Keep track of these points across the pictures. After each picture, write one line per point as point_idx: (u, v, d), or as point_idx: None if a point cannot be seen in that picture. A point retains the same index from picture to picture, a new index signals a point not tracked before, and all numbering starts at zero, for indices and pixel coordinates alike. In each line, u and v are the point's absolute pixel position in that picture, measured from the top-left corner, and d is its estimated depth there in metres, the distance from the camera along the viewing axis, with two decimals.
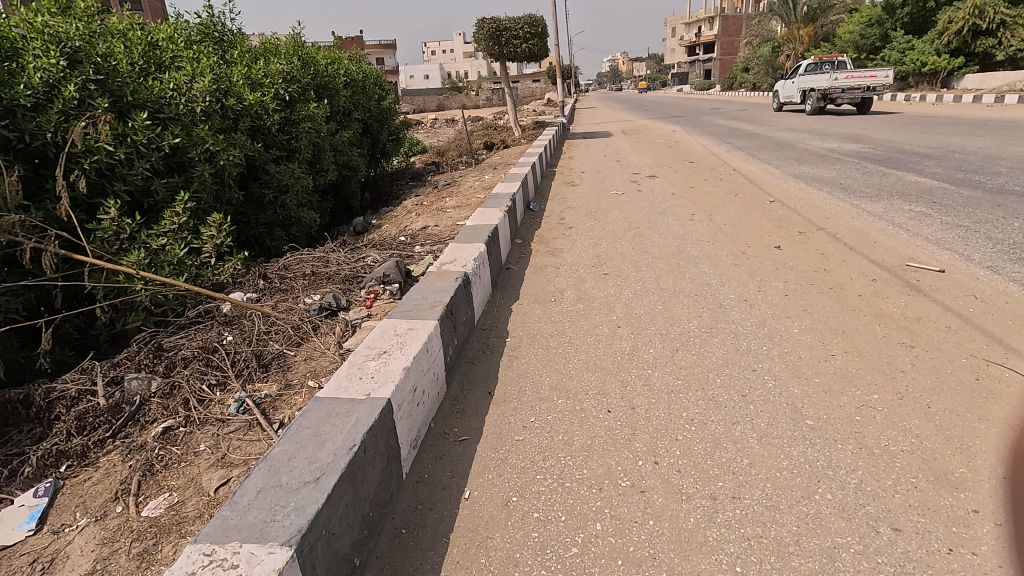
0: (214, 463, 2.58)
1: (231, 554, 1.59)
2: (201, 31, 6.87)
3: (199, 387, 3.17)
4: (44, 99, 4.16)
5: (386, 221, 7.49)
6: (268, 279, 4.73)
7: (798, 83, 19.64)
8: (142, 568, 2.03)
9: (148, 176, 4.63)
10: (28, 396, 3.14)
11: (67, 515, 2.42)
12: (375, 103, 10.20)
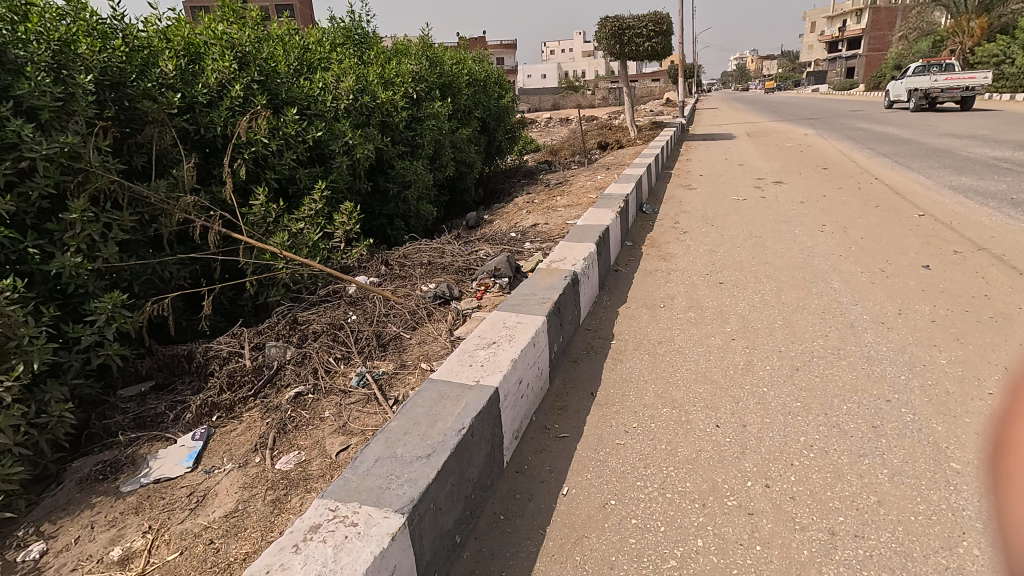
0: (337, 429, 2.84)
1: (352, 512, 1.74)
2: (345, 35, 7.50)
3: (327, 359, 3.49)
4: (217, 96, 4.77)
5: (498, 216, 7.71)
6: (390, 266, 5.08)
7: (917, 81, 19.68)
8: (275, 513, 2.30)
9: (294, 166, 5.15)
10: (192, 353, 3.66)
11: (216, 459, 2.78)
12: (494, 102, 10.50)
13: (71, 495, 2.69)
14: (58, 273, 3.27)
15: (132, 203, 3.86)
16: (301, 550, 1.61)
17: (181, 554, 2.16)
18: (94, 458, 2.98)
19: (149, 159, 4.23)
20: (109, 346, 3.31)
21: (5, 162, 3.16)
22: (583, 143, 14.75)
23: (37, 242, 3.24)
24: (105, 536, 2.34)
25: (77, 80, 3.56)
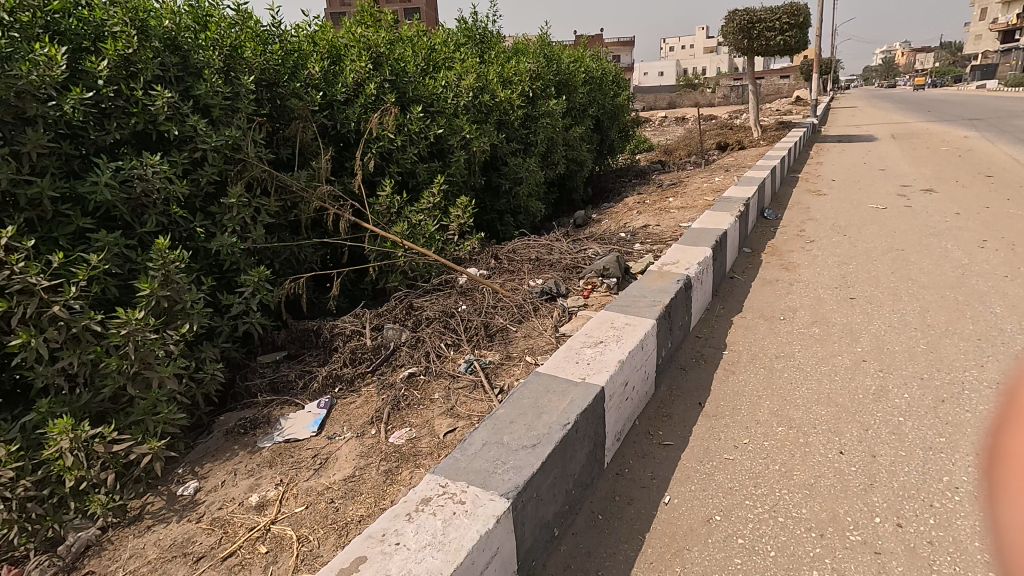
0: (445, 411, 2.99)
1: (460, 491, 1.82)
2: (468, 35, 7.80)
3: (438, 344, 3.68)
4: (353, 95, 5.17)
5: (607, 216, 7.63)
6: (499, 259, 5.22)
7: None
8: (387, 483, 2.47)
9: (416, 160, 5.45)
10: (320, 329, 4.02)
11: (337, 427, 3.04)
12: (609, 100, 10.36)
13: (219, 444, 3.07)
14: (218, 250, 3.74)
15: (278, 191, 4.31)
16: (413, 519, 1.72)
17: (306, 508, 2.39)
18: (237, 414, 3.38)
19: (293, 151, 4.68)
20: (254, 316, 3.73)
21: (183, 153, 3.67)
22: (700, 143, 14.10)
23: (203, 222, 3.72)
24: (244, 483, 2.65)
25: (241, 81, 4.03)
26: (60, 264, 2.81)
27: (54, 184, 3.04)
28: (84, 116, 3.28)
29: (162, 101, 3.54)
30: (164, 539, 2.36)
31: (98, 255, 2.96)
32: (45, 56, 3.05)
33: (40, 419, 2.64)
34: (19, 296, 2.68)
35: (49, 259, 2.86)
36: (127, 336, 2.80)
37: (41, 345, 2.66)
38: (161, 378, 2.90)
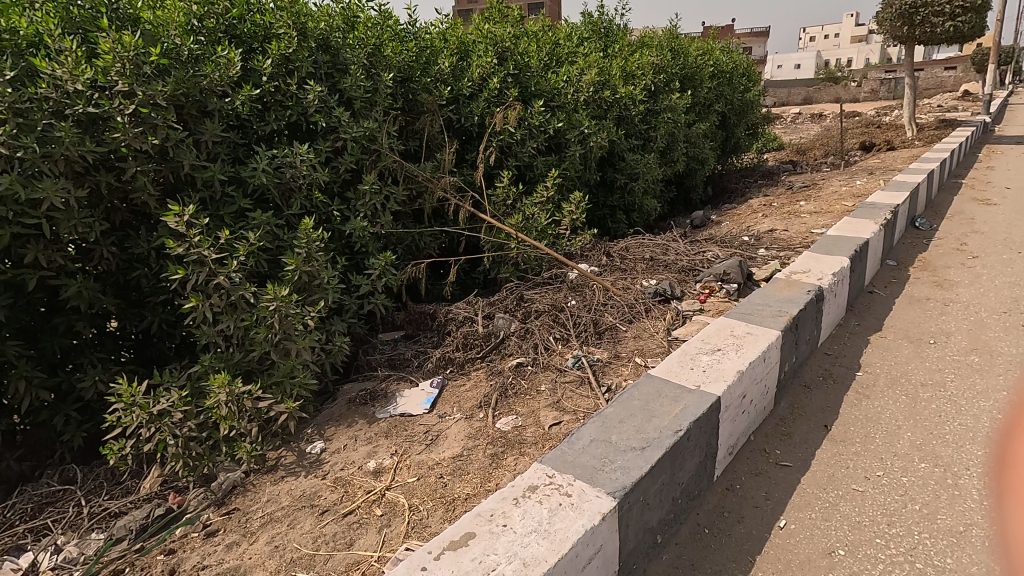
0: (551, 403, 3.03)
1: (566, 483, 1.84)
2: (592, 29, 7.72)
3: (547, 337, 3.72)
4: (478, 89, 5.33)
5: (728, 217, 7.22)
6: (611, 257, 5.14)
7: None
8: (492, 466, 2.55)
9: (534, 154, 5.51)
10: (435, 313, 4.22)
11: (447, 407, 3.19)
12: (738, 95, 9.75)
13: (343, 410, 3.36)
14: (351, 233, 4.06)
15: (406, 180, 4.57)
16: (519, 504, 1.77)
17: (418, 479, 2.54)
18: (359, 385, 3.67)
19: (421, 143, 4.94)
20: (378, 297, 4.01)
21: (327, 143, 4.02)
22: (840, 142, 12.83)
23: (340, 207, 4.05)
24: (363, 449, 2.88)
25: (380, 77, 4.33)
26: (225, 239, 3.22)
27: (223, 169, 3.48)
28: (250, 110, 3.72)
29: (313, 95, 3.90)
30: (295, 489, 2.63)
31: (255, 233, 3.34)
32: (223, 57, 3.50)
33: (203, 372, 3.05)
34: (193, 265, 3.11)
35: (218, 234, 3.28)
36: (274, 306, 3.15)
37: (208, 308, 3.08)
38: (299, 347, 3.22)
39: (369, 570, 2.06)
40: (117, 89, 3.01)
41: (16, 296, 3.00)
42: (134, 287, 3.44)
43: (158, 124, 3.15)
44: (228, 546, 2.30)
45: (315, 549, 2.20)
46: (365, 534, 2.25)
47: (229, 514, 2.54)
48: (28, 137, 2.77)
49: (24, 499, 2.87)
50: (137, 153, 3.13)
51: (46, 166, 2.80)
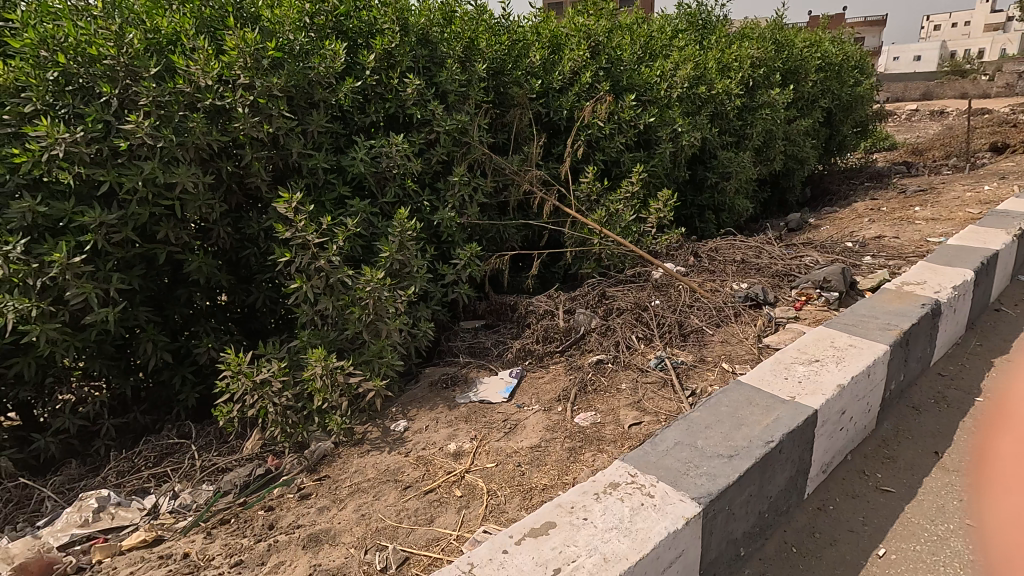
0: (631, 403, 3.00)
1: (649, 484, 1.83)
2: (688, 21, 7.45)
3: (630, 336, 3.67)
4: (569, 83, 5.28)
5: (828, 221, 6.74)
6: (699, 257, 4.96)
7: None
8: (570, 460, 2.57)
9: (622, 149, 5.40)
10: (516, 305, 4.27)
11: (526, 398, 3.23)
12: (848, 89, 9.02)
13: (425, 392, 3.49)
14: (439, 223, 4.18)
15: (494, 173, 4.63)
16: (600, 499, 1.78)
17: (496, 465, 2.61)
18: (440, 369, 3.80)
19: (509, 136, 4.97)
20: (462, 286, 4.12)
21: (421, 135, 4.16)
22: (964, 143, 11.59)
23: (430, 197, 4.19)
24: (444, 432, 2.98)
25: (475, 71, 4.41)
26: (326, 225, 3.42)
27: (327, 157, 3.69)
28: (353, 102, 3.91)
29: (411, 89, 4.04)
30: (380, 463, 2.77)
31: (353, 219, 3.52)
32: (331, 51, 3.70)
33: (302, 346, 3.27)
34: (298, 249, 3.36)
35: (320, 220, 3.49)
36: (369, 291, 3.32)
37: (309, 289, 3.30)
38: (388, 329, 3.37)
39: (447, 548, 2.14)
40: (240, 83, 3.28)
41: (148, 267, 3.35)
42: (244, 265, 3.74)
43: (273, 114, 3.40)
44: (320, 510, 2.47)
45: (398, 521, 2.32)
46: (445, 512, 2.34)
47: (320, 480, 2.72)
48: (166, 127, 3.08)
49: (148, 448, 3.22)
50: (254, 141, 3.39)
51: (179, 153, 3.11)
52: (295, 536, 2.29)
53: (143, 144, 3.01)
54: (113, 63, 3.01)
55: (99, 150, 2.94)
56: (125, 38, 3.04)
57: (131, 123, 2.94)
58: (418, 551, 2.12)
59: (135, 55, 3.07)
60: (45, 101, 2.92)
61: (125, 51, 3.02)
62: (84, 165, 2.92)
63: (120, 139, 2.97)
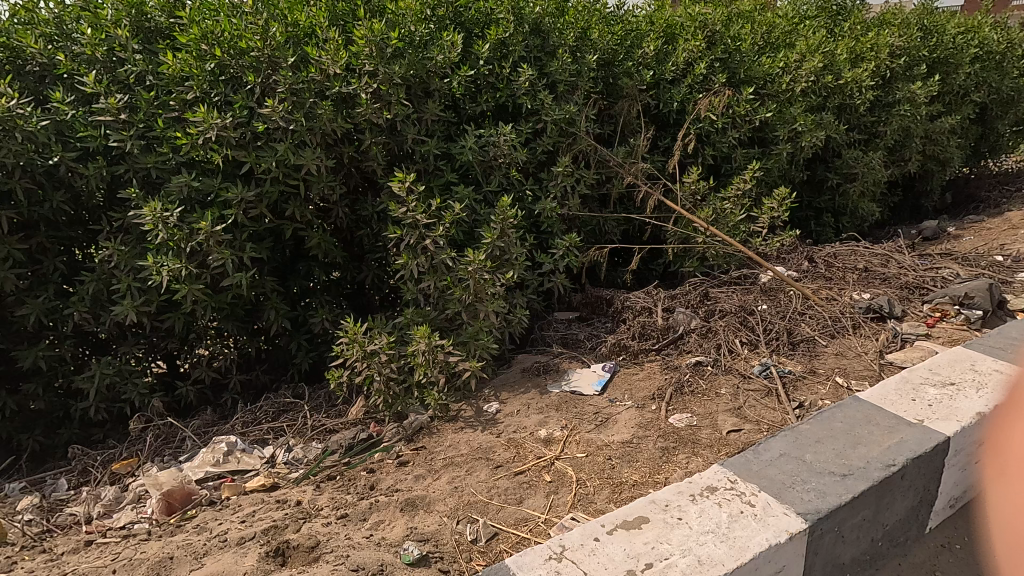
0: (731, 409, 2.93)
1: (749, 493, 1.91)
2: (819, 7, 6.86)
3: (733, 340, 3.52)
4: (682, 74, 5.06)
5: (972, 232, 5.99)
6: (815, 263, 4.58)
7: None
8: (662, 460, 2.56)
9: (734, 145, 5.11)
10: (612, 299, 4.21)
11: (618, 393, 3.20)
12: (1010, 82, 7.88)
13: (517, 377, 3.56)
14: (540, 213, 4.21)
15: (598, 164, 4.57)
16: (697, 501, 1.89)
17: (586, 456, 2.63)
18: (532, 357, 3.86)
19: (615, 128, 4.86)
20: (558, 276, 4.13)
21: (528, 124, 4.19)
22: None
23: (533, 186, 4.23)
24: (535, 418, 3.03)
25: (586, 60, 4.36)
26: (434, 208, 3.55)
27: (438, 144, 3.85)
28: (465, 91, 4.03)
29: (522, 79, 4.09)
30: (473, 441, 2.87)
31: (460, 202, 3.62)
32: (448, 41, 3.81)
33: (406, 323, 3.45)
34: (407, 228, 3.53)
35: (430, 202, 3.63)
36: (471, 271, 3.44)
37: (415, 267, 3.47)
38: (486, 312, 3.47)
39: (535, 529, 2.21)
40: (366, 71, 3.49)
41: (277, 240, 3.68)
42: (357, 244, 4.00)
43: (392, 101, 3.58)
44: (416, 478, 2.61)
45: (489, 497, 2.41)
46: (534, 495, 2.41)
47: (417, 451, 2.88)
48: (299, 113, 3.35)
49: (268, 403, 3.56)
50: (373, 127, 3.60)
51: (309, 136, 3.38)
52: (394, 498, 2.44)
53: (279, 128, 3.30)
54: (258, 55, 3.32)
55: (242, 132, 3.27)
56: (269, 31, 3.33)
57: (269, 108, 3.23)
58: (507, 529, 2.21)
59: (277, 46, 3.36)
60: (202, 90, 3.29)
61: (268, 44, 3.32)
62: (229, 146, 3.26)
63: (260, 123, 3.28)
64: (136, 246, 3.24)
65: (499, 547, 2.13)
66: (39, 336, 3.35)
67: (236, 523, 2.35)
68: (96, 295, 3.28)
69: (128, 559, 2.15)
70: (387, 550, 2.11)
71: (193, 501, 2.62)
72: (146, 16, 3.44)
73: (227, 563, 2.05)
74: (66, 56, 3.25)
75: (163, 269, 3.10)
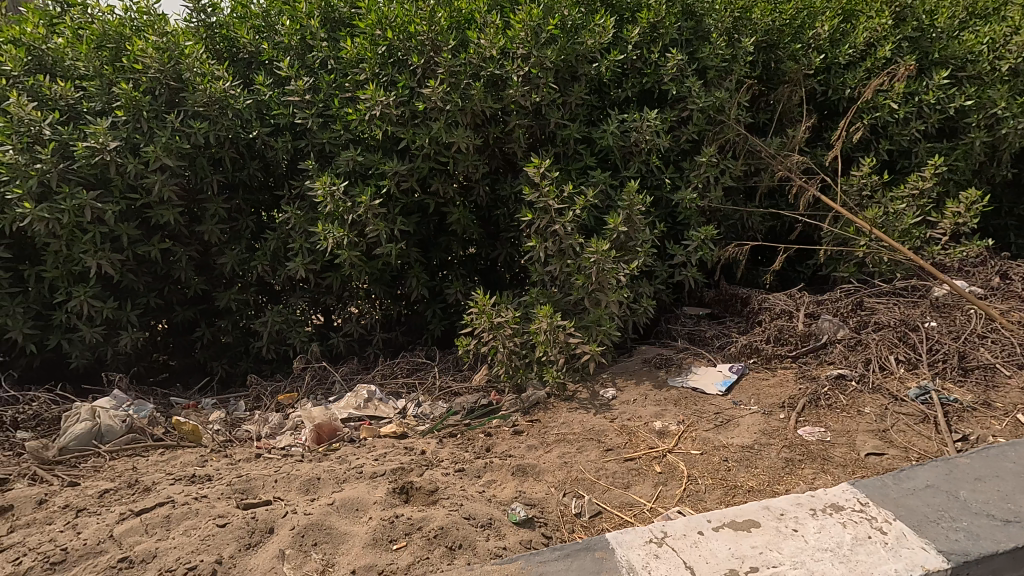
0: (875, 430, 2.67)
1: (881, 519, 1.94)
2: None
3: (887, 356, 3.16)
4: (859, 58, 4.51)
5: None
6: (1008, 280, 3.89)
7: None
8: (785, 471, 2.43)
9: (916, 138, 4.49)
10: (747, 299, 3.97)
11: (744, 396, 3.06)
12: None
13: (637, 367, 3.53)
14: (677, 203, 4.07)
15: (747, 155, 4.28)
16: (816, 516, 1.97)
17: (700, 454, 2.57)
18: (654, 348, 3.79)
19: (772, 117, 4.49)
20: (690, 270, 3.98)
21: (674, 111, 4.04)
22: None
23: (673, 175, 4.08)
24: (651, 409, 3.00)
25: (743, 43, 4.07)
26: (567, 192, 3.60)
27: (580, 128, 3.88)
28: (612, 76, 3.99)
29: (669, 64, 3.95)
30: (586, 421, 2.93)
31: (592, 190, 3.66)
32: (600, 25, 3.79)
33: (531, 301, 3.58)
34: (539, 212, 3.61)
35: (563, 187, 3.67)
36: (594, 260, 3.43)
37: (543, 250, 3.56)
38: (609, 300, 3.45)
39: (640, 515, 2.24)
40: (519, 55, 3.62)
41: (422, 214, 4.00)
42: (493, 222, 4.20)
43: (540, 85, 3.69)
44: (529, 447, 2.74)
45: (596, 477, 2.47)
46: (642, 483, 2.42)
47: (532, 422, 3.01)
48: (454, 93, 3.58)
49: (404, 361, 3.93)
50: (519, 109, 3.74)
51: (460, 117, 3.61)
52: (507, 462, 2.59)
53: (436, 107, 3.57)
54: (424, 38, 3.59)
55: (404, 111, 3.57)
56: (436, 17, 3.58)
57: (430, 87, 3.50)
58: (612, 510, 2.27)
59: (440, 31, 3.61)
60: (373, 72, 3.62)
61: (433, 28, 3.57)
62: (390, 123, 3.58)
63: (419, 101, 3.56)
64: (309, 211, 3.72)
65: (601, 525, 2.20)
66: (232, 282, 4.02)
67: (371, 460, 2.66)
68: (276, 251, 3.84)
69: (287, 473, 2.55)
70: (497, 507, 2.26)
71: (337, 436, 3.01)
72: (332, 7, 3.86)
73: (361, 491, 2.35)
74: (269, 45, 3.80)
75: (330, 236, 3.53)
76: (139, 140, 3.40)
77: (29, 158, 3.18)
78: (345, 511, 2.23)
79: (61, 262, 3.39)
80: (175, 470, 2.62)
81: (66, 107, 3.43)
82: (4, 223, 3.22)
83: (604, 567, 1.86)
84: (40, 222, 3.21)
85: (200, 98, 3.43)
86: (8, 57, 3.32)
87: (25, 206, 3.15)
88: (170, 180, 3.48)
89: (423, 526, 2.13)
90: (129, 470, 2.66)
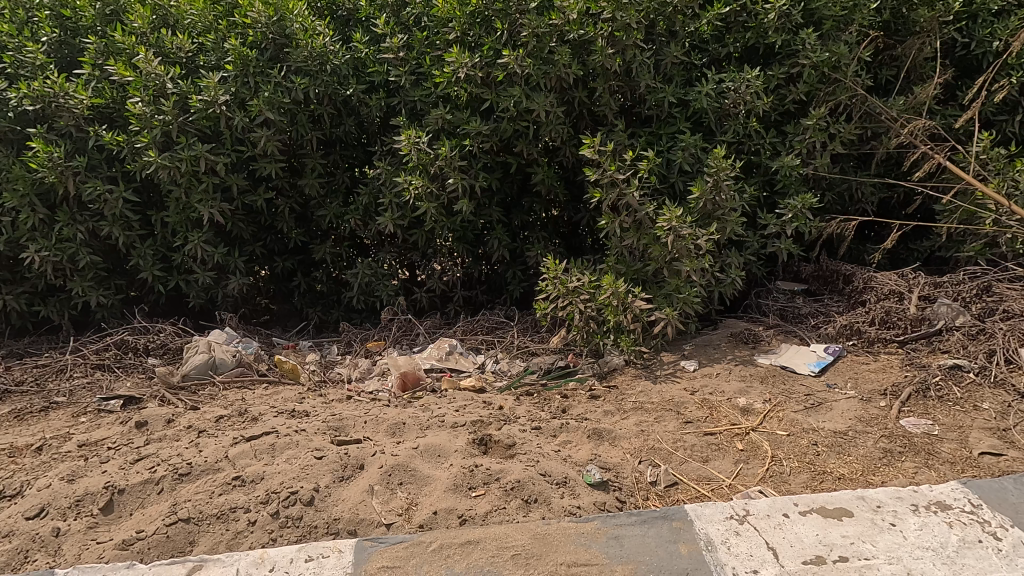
0: (993, 429, 2.44)
1: (996, 524, 1.91)
2: None
3: (1015, 348, 2.84)
4: (1016, 3, 3.87)
5: None
6: None
7: None
8: (882, 462, 2.29)
9: None
10: (851, 276, 3.65)
11: (840, 379, 2.88)
12: None
13: (721, 340, 3.38)
14: (777, 170, 3.75)
15: (863, 118, 3.85)
16: (919, 513, 1.95)
17: (787, 436, 2.48)
18: (741, 322, 3.62)
19: (898, 74, 3.97)
20: (786, 242, 3.68)
21: (780, 70, 3.69)
22: None
23: (774, 139, 3.76)
24: (735, 385, 2.89)
25: None
26: (628, 161, 3.45)
27: (674, 88, 3.64)
28: (713, 31, 3.71)
29: (775, 13, 3.55)
30: (665, 392, 2.88)
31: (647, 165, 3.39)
32: None
33: (611, 268, 3.47)
34: (608, 187, 3.42)
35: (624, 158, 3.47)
36: (670, 229, 3.25)
37: (617, 226, 3.40)
38: (681, 267, 3.28)
39: (718, 490, 2.21)
40: (603, 16, 3.43)
41: (506, 174, 3.98)
42: (578, 184, 4.10)
43: (627, 45, 3.49)
44: (605, 412, 2.74)
45: (674, 448, 2.44)
46: (721, 458, 2.37)
47: (610, 388, 3.00)
48: (537, 58, 3.50)
49: (484, 318, 4.01)
50: (609, 72, 3.56)
51: (544, 81, 3.53)
52: (582, 425, 2.61)
53: (517, 73, 3.51)
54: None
55: (489, 74, 3.55)
56: None
57: (507, 57, 3.44)
58: (687, 482, 2.25)
59: None
60: (462, 31, 3.60)
61: None
62: (477, 86, 3.57)
63: (500, 69, 3.51)
64: (398, 166, 3.80)
65: (676, 496, 2.19)
66: (326, 234, 4.24)
67: (452, 410, 2.78)
68: (367, 207, 3.99)
69: (376, 415, 2.72)
70: (572, 467, 2.30)
71: (420, 386, 3.15)
72: None
73: (443, 439, 2.47)
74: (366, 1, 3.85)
75: (413, 190, 3.59)
76: (246, 94, 3.60)
77: (153, 110, 3.45)
78: (428, 456, 2.36)
79: (180, 209, 3.71)
80: (278, 404, 2.87)
81: (185, 61, 3.69)
82: (136, 169, 3.56)
83: (680, 536, 1.93)
84: (164, 169, 3.52)
85: (302, 53, 3.59)
86: (138, 15, 3.58)
87: (151, 154, 3.45)
88: (274, 135, 3.67)
89: (500, 477, 2.22)
90: (239, 401, 2.95)
